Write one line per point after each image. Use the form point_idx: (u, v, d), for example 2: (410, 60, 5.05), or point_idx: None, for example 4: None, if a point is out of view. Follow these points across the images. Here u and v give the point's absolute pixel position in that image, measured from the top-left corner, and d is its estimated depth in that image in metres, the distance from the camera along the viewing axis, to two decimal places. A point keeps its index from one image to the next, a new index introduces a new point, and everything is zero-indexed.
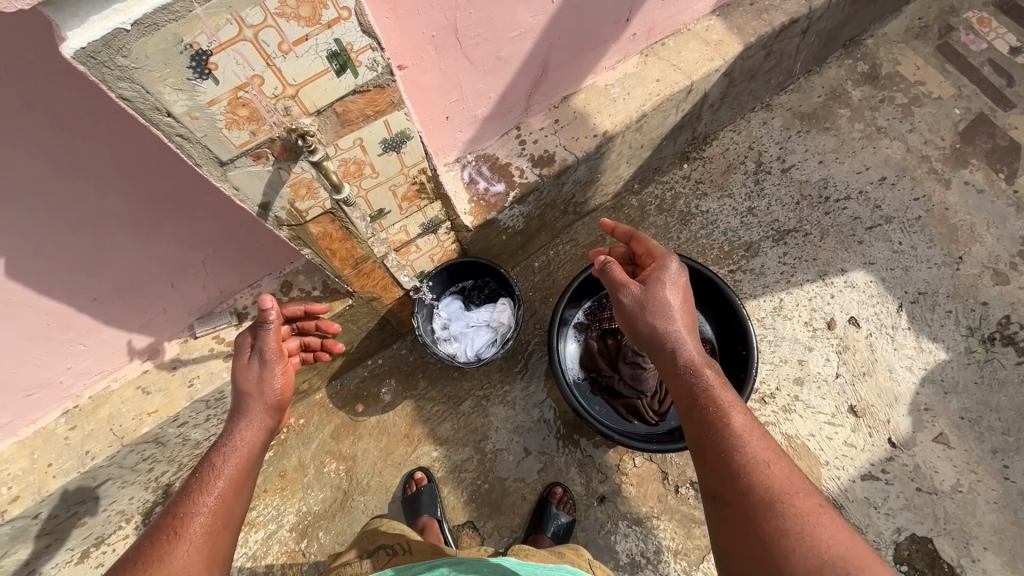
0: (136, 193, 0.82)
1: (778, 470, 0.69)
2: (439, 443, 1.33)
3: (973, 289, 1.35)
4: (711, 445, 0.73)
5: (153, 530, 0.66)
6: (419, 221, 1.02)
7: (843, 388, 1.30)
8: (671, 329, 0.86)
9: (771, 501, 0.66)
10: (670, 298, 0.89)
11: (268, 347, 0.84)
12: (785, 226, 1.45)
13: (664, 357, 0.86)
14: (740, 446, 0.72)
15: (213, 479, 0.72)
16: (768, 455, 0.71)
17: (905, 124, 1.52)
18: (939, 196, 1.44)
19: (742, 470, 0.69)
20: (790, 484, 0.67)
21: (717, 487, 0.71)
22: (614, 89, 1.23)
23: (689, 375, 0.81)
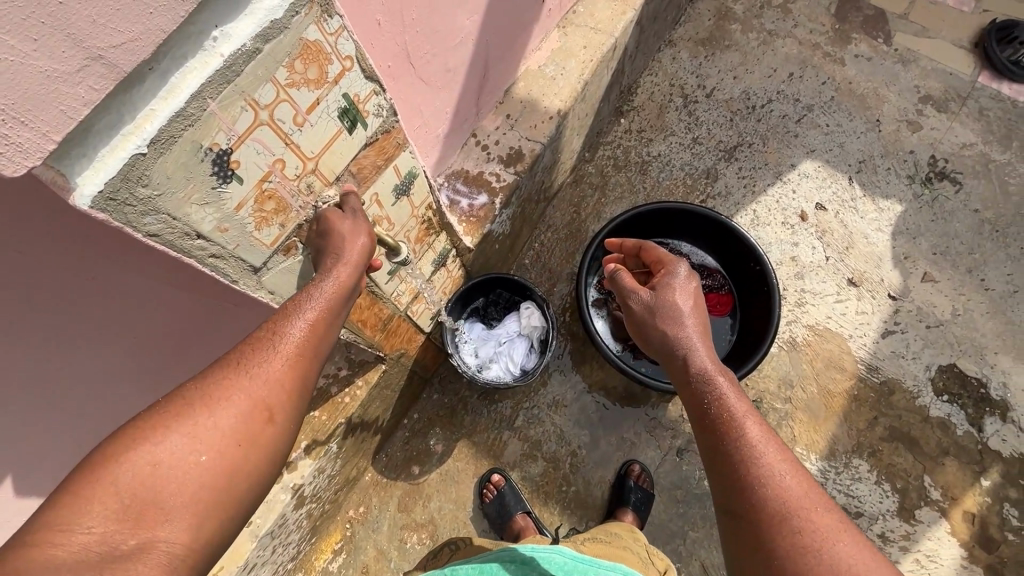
0: (155, 349, 0.72)
1: (796, 486, 0.62)
2: (510, 468, 1.28)
3: (899, 142, 1.51)
4: (724, 455, 0.67)
5: (182, 407, 0.49)
6: (430, 258, 0.96)
7: (835, 266, 1.41)
8: (683, 334, 0.80)
9: (789, 514, 0.60)
10: (680, 301, 0.83)
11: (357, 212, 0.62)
12: (730, 143, 1.53)
13: (673, 364, 0.79)
14: (753, 456, 0.64)
15: (258, 364, 0.53)
16: (786, 471, 0.63)
17: (789, 21, 1.65)
18: (840, 74, 1.59)
19: (759, 484, 0.62)
20: (809, 499, 0.61)
21: (730, 502, 0.64)
22: (548, 68, 1.23)
23: (699, 383, 0.74)
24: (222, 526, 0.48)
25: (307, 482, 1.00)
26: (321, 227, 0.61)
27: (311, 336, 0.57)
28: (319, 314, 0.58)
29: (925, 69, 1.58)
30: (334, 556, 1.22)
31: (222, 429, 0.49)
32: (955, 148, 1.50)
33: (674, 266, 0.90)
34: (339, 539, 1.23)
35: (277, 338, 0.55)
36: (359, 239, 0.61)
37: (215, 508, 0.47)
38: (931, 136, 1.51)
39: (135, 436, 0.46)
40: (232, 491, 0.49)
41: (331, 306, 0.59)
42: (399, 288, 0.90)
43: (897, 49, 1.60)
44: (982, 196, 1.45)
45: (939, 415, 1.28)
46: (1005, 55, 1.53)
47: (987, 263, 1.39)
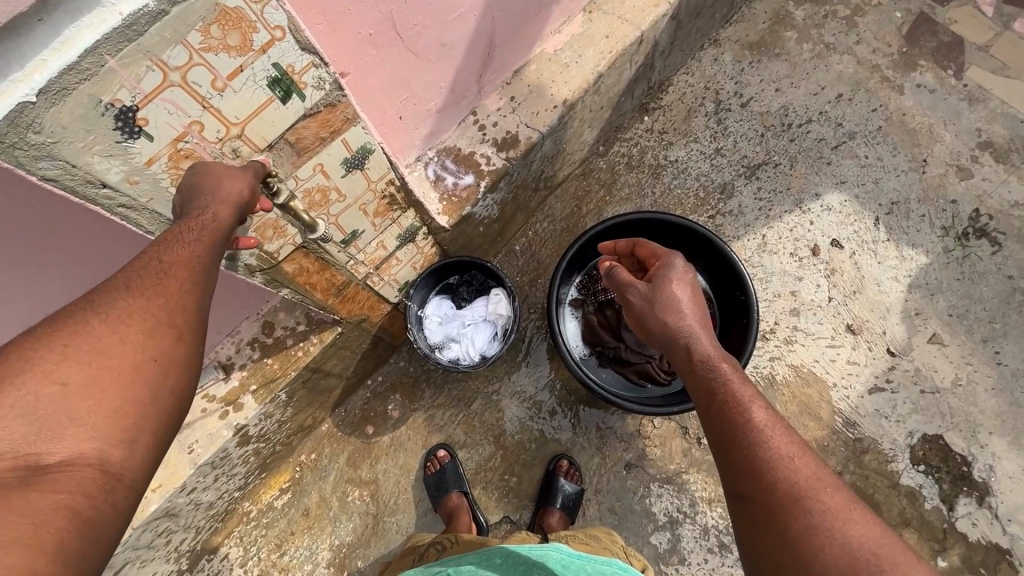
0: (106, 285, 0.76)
1: (803, 465, 0.60)
2: (458, 447, 1.30)
3: (942, 189, 1.38)
4: (729, 437, 0.65)
5: (68, 325, 0.48)
6: (395, 233, 0.96)
7: (837, 309, 1.33)
8: (684, 323, 0.79)
9: (799, 495, 0.57)
10: (678, 293, 0.83)
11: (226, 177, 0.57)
12: (755, 160, 1.44)
13: (678, 354, 0.78)
14: (759, 436, 0.63)
15: (154, 280, 0.53)
16: (792, 452, 0.62)
17: (852, 36, 1.51)
18: (895, 103, 1.45)
19: (767, 464, 0.60)
20: (818, 477, 0.59)
21: (739, 487, 0.62)
22: (564, 53, 1.17)
23: (704, 371, 0.73)
24: (147, 444, 0.49)
25: (251, 423, 1.04)
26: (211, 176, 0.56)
27: (208, 247, 0.55)
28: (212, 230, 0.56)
29: (994, 112, 1.42)
30: (280, 494, 1.29)
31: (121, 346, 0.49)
32: (1004, 204, 1.36)
33: (670, 260, 0.89)
34: (287, 479, 1.30)
35: (167, 254, 0.53)
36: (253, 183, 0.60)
37: (136, 419, 0.48)
38: (980, 187, 1.37)
39: (20, 362, 0.45)
40: (147, 400, 0.49)
41: (223, 225, 0.56)
42: (355, 258, 0.91)
43: (967, 84, 1.45)
44: (1021, 261, 1.32)
45: (909, 484, 1.21)
46: None
47: (1008, 336, 1.28)
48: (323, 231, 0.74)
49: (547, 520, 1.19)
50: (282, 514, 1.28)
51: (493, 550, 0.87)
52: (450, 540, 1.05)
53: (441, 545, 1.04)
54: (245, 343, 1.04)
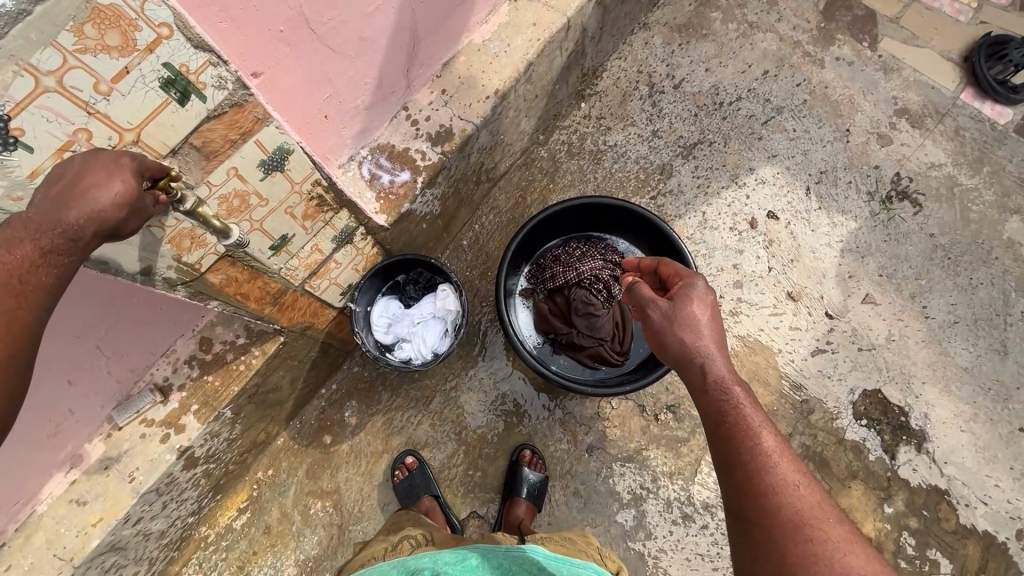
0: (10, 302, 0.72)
1: (808, 497, 0.65)
2: (420, 447, 1.29)
3: (865, 156, 1.45)
4: (738, 463, 0.68)
5: None
6: (329, 235, 0.93)
7: (777, 278, 1.38)
8: (701, 344, 0.78)
9: (801, 524, 0.63)
10: (699, 313, 0.81)
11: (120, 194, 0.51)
12: (690, 139, 1.48)
13: (692, 374, 0.78)
14: (768, 467, 0.67)
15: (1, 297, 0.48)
16: (796, 481, 0.66)
17: (773, 14, 1.56)
18: (818, 77, 1.51)
19: (775, 493, 0.65)
20: (819, 507, 0.64)
21: (742, 509, 0.66)
22: (493, 44, 1.17)
23: (718, 394, 0.75)
24: None
25: (196, 444, 1.00)
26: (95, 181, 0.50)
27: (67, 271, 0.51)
28: (76, 250, 0.51)
29: (907, 80, 1.50)
30: (238, 515, 1.25)
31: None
32: (922, 167, 1.44)
33: (692, 278, 0.87)
34: (244, 498, 1.26)
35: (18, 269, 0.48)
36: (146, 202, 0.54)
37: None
38: (900, 152, 1.45)
39: None
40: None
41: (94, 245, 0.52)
42: (288, 264, 0.88)
43: (881, 55, 1.52)
44: (941, 219, 1.40)
45: (854, 439, 1.27)
46: (992, 73, 1.46)
47: (933, 290, 1.36)
48: (242, 237, 0.71)
49: (513, 513, 1.19)
50: (242, 534, 1.24)
51: (468, 553, 0.87)
52: (427, 539, 1.05)
53: (416, 541, 1.04)
54: (182, 361, 1.00)
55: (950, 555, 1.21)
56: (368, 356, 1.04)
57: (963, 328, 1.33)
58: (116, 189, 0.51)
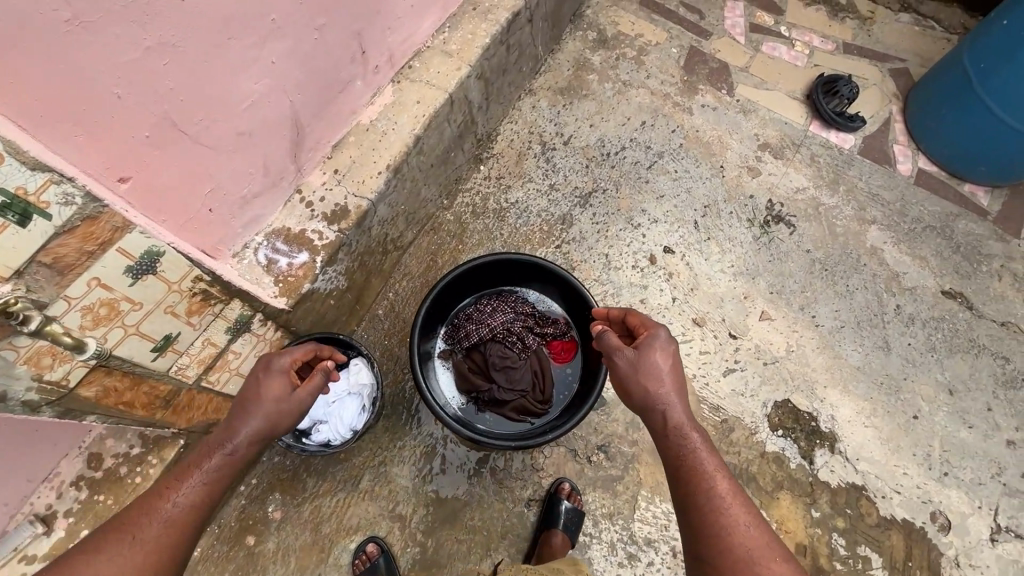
0: None
1: (755, 534, 0.79)
2: (353, 532, 1.22)
3: (740, 187, 1.61)
4: (696, 501, 0.82)
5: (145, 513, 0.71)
6: (222, 327, 0.91)
7: (683, 307, 1.46)
8: (662, 392, 0.90)
9: (746, 549, 0.77)
10: (659, 364, 0.92)
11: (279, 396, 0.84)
12: (585, 189, 1.58)
13: (654, 418, 0.91)
14: (721, 508, 0.80)
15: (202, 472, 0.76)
16: (744, 515, 0.80)
17: (642, 72, 1.73)
18: (689, 122, 1.68)
19: (726, 524, 0.79)
20: (758, 532, 0.79)
21: (698, 539, 0.80)
22: (380, 122, 1.23)
23: (678, 440, 0.88)
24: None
25: None
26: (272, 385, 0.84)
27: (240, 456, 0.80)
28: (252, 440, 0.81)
29: (764, 119, 1.70)
30: None
31: (130, 545, 0.69)
32: (789, 192, 1.61)
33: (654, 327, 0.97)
34: None
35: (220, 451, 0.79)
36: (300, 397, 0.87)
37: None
38: (769, 181, 1.62)
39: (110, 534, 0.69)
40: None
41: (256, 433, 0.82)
42: (178, 362, 0.86)
43: (739, 99, 1.72)
44: (813, 236, 1.56)
45: (774, 450, 1.34)
46: (831, 106, 1.67)
47: (818, 300, 1.49)
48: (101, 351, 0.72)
49: (549, 543, 1.17)
50: None
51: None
52: None
53: None
54: (68, 484, 0.92)
55: (878, 549, 1.27)
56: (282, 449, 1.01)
57: (849, 331, 1.46)
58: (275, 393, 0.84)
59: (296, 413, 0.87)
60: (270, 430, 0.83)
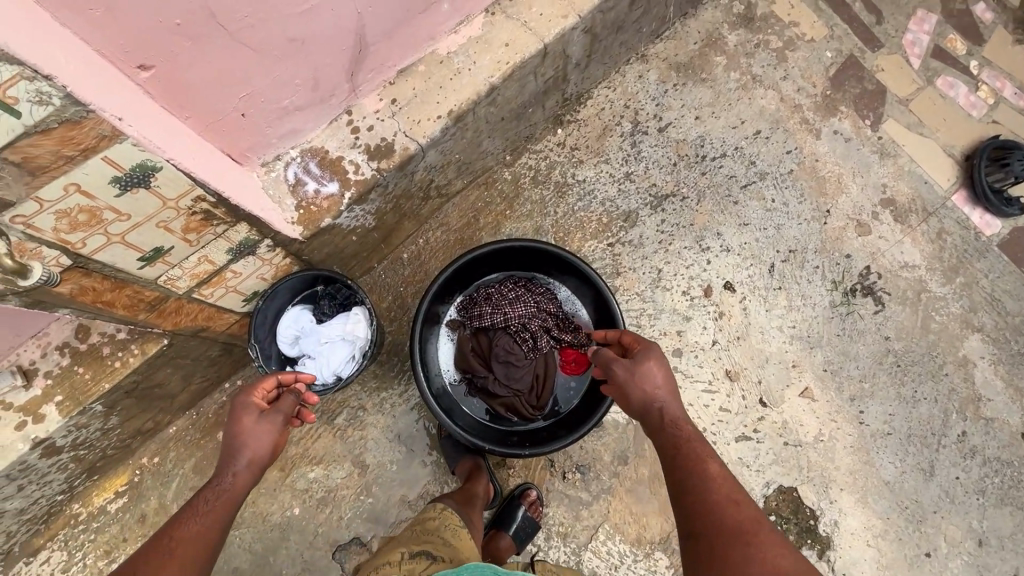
0: None
1: (749, 516, 0.69)
2: (315, 462, 1.23)
3: (839, 242, 1.38)
4: (689, 489, 0.73)
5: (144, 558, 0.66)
6: (223, 247, 0.85)
7: (720, 355, 1.32)
8: (657, 390, 0.84)
9: (745, 535, 0.66)
10: (656, 362, 0.86)
11: (259, 420, 0.80)
12: (663, 190, 1.39)
13: (653, 424, 0.83)
14: (714, 492, 0.71)
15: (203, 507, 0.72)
16: (738, 501, 0.71)
17: (780, 71, 1.45)
18: (811, 146, 1.42)
19: (726, 513, 0.69)
20: (758, 518, 0.69)
21: (694, 527, 0.70)
22: (458, 58, 1.07)
23: (672, 434, 0.80)
24: None
25: (57, 435, 0.94)
26: (249, 408, 0.81)
27: (241, 482, 0.75)
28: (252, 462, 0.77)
29: (901, 169, 1.42)
30: (115, 498, 1.20)
31: None
32: (894, 265, 1.37)
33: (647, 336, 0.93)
34: (124, 483, 1.20)
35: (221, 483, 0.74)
36: (280, 413, 0.82)
37: None
38: (875, 244, 1.37)
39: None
40: None
41: (256, 458, 0.77)
42: (168, 273, 0.81)
43: (881, 136, 1.43)
44: (899, 324, 1.34)
45: None
46: (990, 179, 1.37)
47: (873, 396, 1.31)
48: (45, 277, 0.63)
49: (496, 544, 1.16)
50: (115, 519, 1.19)
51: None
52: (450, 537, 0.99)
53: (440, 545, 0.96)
54: (54, 348, 0.93)
55: None
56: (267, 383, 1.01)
57: (894, 441, 1.29)
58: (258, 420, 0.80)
59: (282, 434, 0.82)
60: (260, 457, 0.78)
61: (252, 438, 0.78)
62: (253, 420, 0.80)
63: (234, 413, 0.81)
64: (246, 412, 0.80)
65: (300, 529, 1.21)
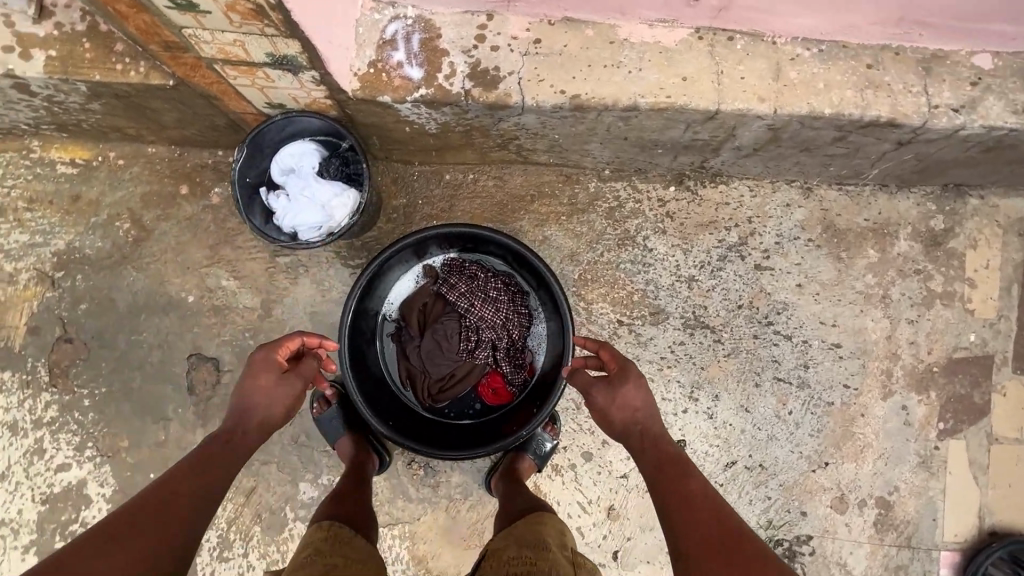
0: None
1: (722, 521, 0.72)
2: (235, 275, 1.21)
3: (806, 495, 1.24)
4: (671, 503, 0.77)
5: (139, 510, 0.67)
6: (264, 47, 0.75)
7: (618, 488, 1.23)
8: (637, 411, 0.88)
9: (724, 542, 0.70)
10: (634, 384, 0.89)
11: (279, 378, 0.86)
12: (707, 318, 1.25)
13: (638, 445, 0.87)
14: (694, 504, 0.76)
15: (204, 472, 0.74)
16: (710, 508, 0.75)
17: (912, 311, 1.25)
18: (867, 398, 1.25)
19: (699, 532, 0.72)
20: (732, 524, 0.72)
21: (675, 539, 0.73)
22: (627, 52, 0.91)
23: (652, 453, 0.84)
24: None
25: (34, 82, 0.91)
26: (276, 369, 0.87)
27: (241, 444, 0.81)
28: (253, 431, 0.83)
29: (925, 489, 1.24)
30: (70, 164, 1.20)
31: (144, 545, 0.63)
32: (832, 556, 1.23)
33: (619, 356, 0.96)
34: (85, 159, 1.20)
35: (222, 447, 0.79)
36: (297, 380, 0.88)
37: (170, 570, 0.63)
38: (834, 526, 1.23)
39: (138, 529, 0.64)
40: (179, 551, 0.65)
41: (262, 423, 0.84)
42: (195, 31, 0.72)
43: (938, 447, 1.24)
44: None
45: None
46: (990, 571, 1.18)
47: None
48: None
49: None
50: (58, 180, 1.20)
51: None
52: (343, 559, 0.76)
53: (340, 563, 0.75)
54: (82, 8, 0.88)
55: None
56: (232, 197, 0.98)
57: None
58: (278, 385, 0.86)
59: (295, 400, 0.89)
60: (265, 416, 0.84)
61: (268, 402, 0.85)
62: (273, 380, 0.86)
63: (252, 367, 0.86)
64: (273, 373, 0.86)
65: (182, 313, 1.21)
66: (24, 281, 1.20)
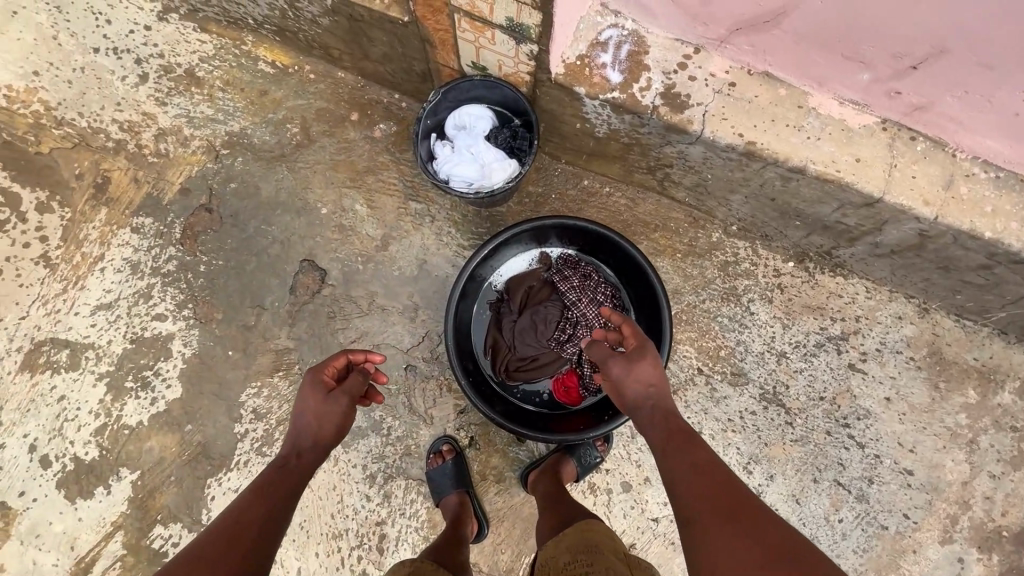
0: None
1: (728, 491, 0.64)
2: (369, 204, 1.30)
3: None
4: (678, 478, 0.68)
5: (207, 542, 0.67)
6: (509, 12, 0.85)
7: (645, 529, 1.21)
8: (649, 384, 0.80)
9: (730, 513, 0.61)
10: (647, 356, 0.82)
11: (329, 394, 0.88)
12: (785, 397, 1.24)
13: (648, 424, 0.77)
14: (701, 475, 0.67)
15: (264, 498, 0.76)
16: (716, 478, 0.66)
17: (998, 466, 1.20)
18: (924, 536, 1.20)
19: (712, 501, 0.63)
20: (742, 496, 0.64)
21: (682, 514, 0.64)
22: (812, 119, 0.96)
23: (660, 425, 0.76)
24: None
25: None
26: (325, 387, 0.88)
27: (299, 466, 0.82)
28: (308, 449, 0.84)
29: None
30: (269, 63, 1.34)
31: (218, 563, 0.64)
32: None
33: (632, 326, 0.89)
34: (283, 63, 1.34)
35: (281, 474, 0.80)
36: (348, 396, 0.89)
37: None
38: None
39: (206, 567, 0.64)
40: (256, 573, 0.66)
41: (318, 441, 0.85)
42: None
43: None
44: None
45: None
46: None
47: None
48: None
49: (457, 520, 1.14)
50: (255, 73, 1.34)
51: None
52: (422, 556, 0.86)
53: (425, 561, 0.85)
54: None
55: None
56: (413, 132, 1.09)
57: None
58: (328, 403, 0.87)
59: (345, 417, 0.89)
60: (319, 435, 0.85)
61: (321, 421, 0.86)
62: (322, 401, 0.87)
63: (300, 398, 0.88)
64: (321, 393, 0.88)
65: (311, 221, 1.31)
66: (194, 147, 1.33)
